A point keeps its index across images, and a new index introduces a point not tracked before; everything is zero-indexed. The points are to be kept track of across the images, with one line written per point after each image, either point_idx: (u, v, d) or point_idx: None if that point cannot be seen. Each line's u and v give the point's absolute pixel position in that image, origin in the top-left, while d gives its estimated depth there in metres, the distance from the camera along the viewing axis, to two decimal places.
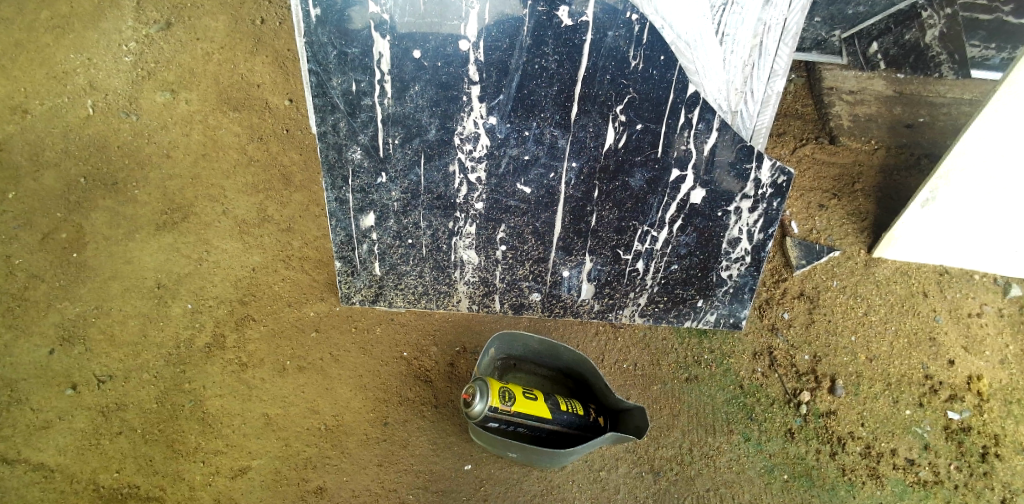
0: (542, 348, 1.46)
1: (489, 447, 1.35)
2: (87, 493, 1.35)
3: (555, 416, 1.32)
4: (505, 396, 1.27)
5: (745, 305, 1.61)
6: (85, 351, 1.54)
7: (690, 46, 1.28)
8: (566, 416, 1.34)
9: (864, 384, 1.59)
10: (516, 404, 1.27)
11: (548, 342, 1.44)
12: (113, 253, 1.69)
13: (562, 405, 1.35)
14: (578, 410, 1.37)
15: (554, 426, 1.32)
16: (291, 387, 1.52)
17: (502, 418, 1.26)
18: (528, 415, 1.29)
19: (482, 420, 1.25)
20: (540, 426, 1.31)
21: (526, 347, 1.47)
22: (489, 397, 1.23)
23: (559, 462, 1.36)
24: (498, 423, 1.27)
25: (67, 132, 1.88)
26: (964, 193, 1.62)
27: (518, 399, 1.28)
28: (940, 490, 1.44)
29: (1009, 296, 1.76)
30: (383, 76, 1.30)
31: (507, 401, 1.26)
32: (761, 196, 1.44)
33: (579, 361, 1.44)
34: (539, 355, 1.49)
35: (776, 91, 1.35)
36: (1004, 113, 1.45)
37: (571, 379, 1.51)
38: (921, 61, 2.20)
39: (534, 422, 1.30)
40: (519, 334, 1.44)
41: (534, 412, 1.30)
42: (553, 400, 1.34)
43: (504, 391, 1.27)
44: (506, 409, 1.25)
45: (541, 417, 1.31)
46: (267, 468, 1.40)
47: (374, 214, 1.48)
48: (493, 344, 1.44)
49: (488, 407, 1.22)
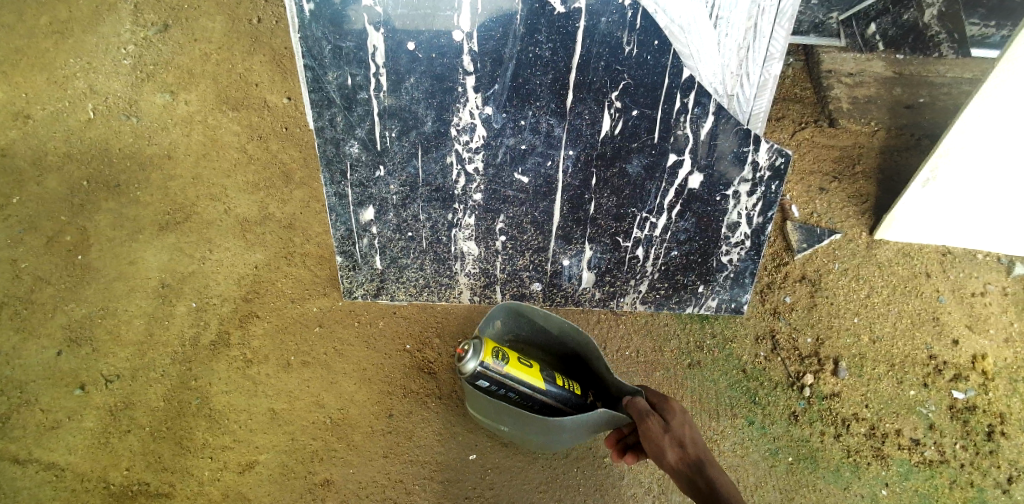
0: (551, 328, 1.40)
1: (485, 414, 1.34)
2: (99, 492, 1.39)
3: (548, 388, 1.27)
4: (501, 356, 1.22)
5: (747, 289, 1.60)
6: (92, 352, 1.56)
7: (683, 30, 1.27)
8: (560, 391, 1.28)
9: (868, 365, 1.59)
10: (510, 367, 1.22)
11: (554, 319, 1.38)
12: (117, 254, 1.71)
13: (557, 379, 1.29)
14: (575, 389, 1.31)
15: (546, 399, 1.27)
16: (296, 381, 1.53)
17: (495, 378, 1.21)
18: (522, 380, 1.24)
19: (473, 377, 1.21)
20: (532, 397, 1.26)
21: (534, 325, 1.43)
22: (484, 353, 1.19)
23: (556, 439, 1.31)
24: (490, 385, 1.23)
25: (69, 136, 1.90)
26: (964, 172, 1.60)
27: (513, 361, 1.24)
28: (946, 469, 1.46)
29: (1013, 275, 1.75)
30: (378, 69, 1.30)
31: (501, 360, 1.21)
32: (759, 179, 1.43)
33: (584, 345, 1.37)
34: (547, 337, 1.44)
35: (773, 74, 1.33)
36: (1005, 90, 1.41)
37: (579, 369, 1.44)
38: (920, 41, 2.18)
39: (525, 390, 1.25)
40: (525, 308, 1.40)
41: (528, 379, 1.25)
42: (549, 372, 1.28)
43: (500, 351, 1.23)
44: (498, 369, 1.21)
45: (534, 386, 1.25)
46: (274, 462, 1.43)
47: (373, 208, 1.48)
48: (497, 312, 1.40)
49: (477, 363, 1.18)
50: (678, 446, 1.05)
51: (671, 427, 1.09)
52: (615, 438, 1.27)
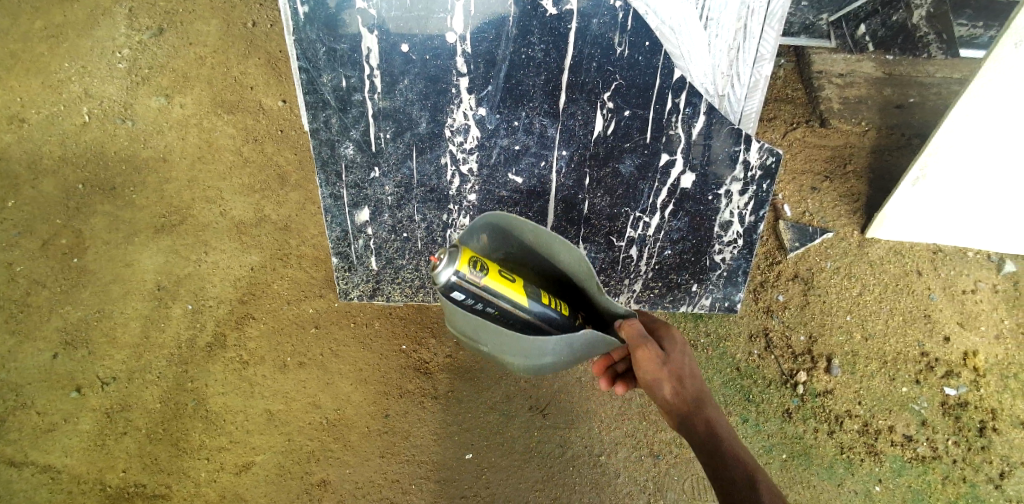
0: (536, 244, 1.07)
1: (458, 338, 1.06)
2: (95, 494, 1.39)
3: (534, 307, 1.01)
4: (481, 265, 0.95)
5: (740, 288, 1.59)
6: (88, 354, 1.57)
7: (674, 31, 1.31)
8: (547, 311, 1.03)
9: (860, 363, 1.61)
10: (491, 278, 0.96)
11: (545, 234, 1.04)
12: (113, 257, 1.71)
13: (544, 297, 1.03)
14: (563, 309, 1.06)
15: (530, 319, 1.02)
16: (292, 382, 1.54)
17: (471, 291, 0.94)
18: (504, 295, 0.98)
19: (445, 290, 0.94)
20: (515, 316, 1.01)
21: (519, 241, 1.09)
22: (459, 261, 0.91)
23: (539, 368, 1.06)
24: (466, 300, 0.96)
25: (64, 140, 1.90)
26: (953, 170, 1.62)
27: (493, 273, 0.96)
28: (938, 465, 1.47)
29: (1003, 272, 1.77)
30: (373, 71, 1.31)
31: (480, 269, 0.94)
32: (751, 178, 1.45)
33: (578, 265, 1.06)
34: (534, 255, 1.11)
35: (763, 75, 1.37)
36: (992, 88, 1.43)
37: (569, 294, 1.15)
38: (910, 42, 2.21)
39: (507, 307, 0.99)
40: (514, 222, 1.04)
41: (511, 296, 0.98)
42: (534, 288, 1.03)
43: (480, 260, 0.95)
44: (477, 281, 0.94)
45: (518, 303, 0.99)
46: (271, 463, 1.43)
47: (368, 209, 1.47)
48: (480, 225, 1.04)
49: (453, 273, 0.91)
50: (676, 382, 0.98)
51: (670, 359, 1.01)
52: (604, 367, 1.19)
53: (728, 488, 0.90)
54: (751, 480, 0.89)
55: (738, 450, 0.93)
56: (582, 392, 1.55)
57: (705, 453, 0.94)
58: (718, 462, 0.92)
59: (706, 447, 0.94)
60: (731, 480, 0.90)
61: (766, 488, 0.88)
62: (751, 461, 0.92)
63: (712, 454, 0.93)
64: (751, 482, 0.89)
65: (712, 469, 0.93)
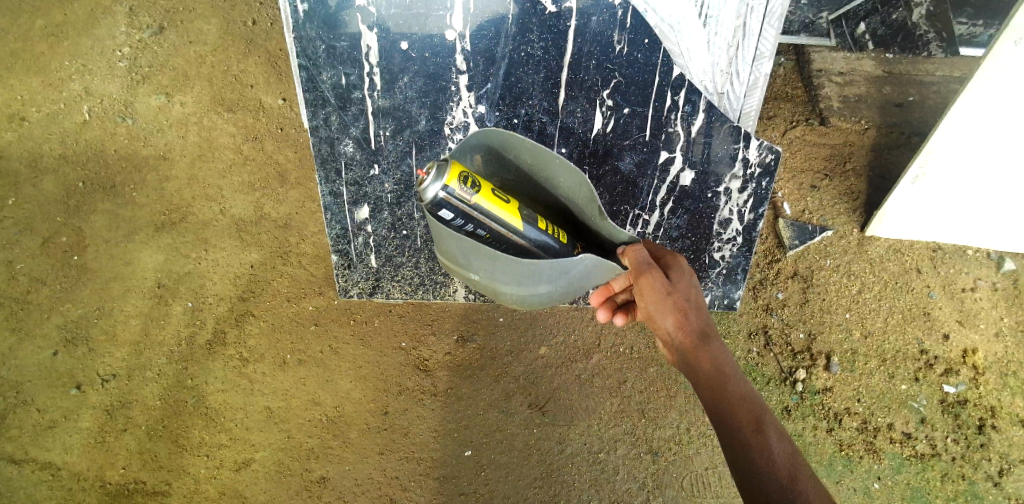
0: (535, 167, 1.08)
1: (450, 261, 1.09)
2: (96, 490, 1.40)
3: (527, 230, 1.03)
4: (472, 182, 0.96)
5: (739, 285, 1.60)
6: (88, 352, 1.57)
7: (673, 29, 1.32)
8: (542, 236, 1.06)
9: (859, 360, 1.61)
10: (482, 197, 0.97)
11: (544, 153, 1.05)
12: (114, 255, 1.72)
13: (539, 222, 1.05)
14: (561, 237, 1.08)
15: (522, 242, 1.04)
16: (292, 379, 1.54)
17: (462, 209, 0.96)
18: (495, 215, 0.99)
19: (434, 207, 0.96)
20: (507, 238, 1.03)
21: (518, 166, 1.10)
22: (447, 177, 0.93)
23: (531, 294, 1.08)
24: (455, 219, 0.98)
25: (64, 138, 1.90)
26: (953, 168, 1.62)
27: (485, 192, 0.98)
28: (937, 462, 1.47)
29: (1002, 270, 1.77)
30: (372, 68, 1.31)
31: (471, 187, 0.96)
32: (749, 176, 1.45)
33: (578, 186, 1.06)
34: (533, 181, 1.11)
35: (762, 73, 1.39)
36: (992, 87, 1.42)
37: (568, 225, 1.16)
38: (910, 40, 2.21)
39: (500, 228, 1.01)
40: (512, 141, 1.05)
41: (502, 216, 1.01)
42: (530, 213, 1.05)
43: (471, 178, 0.97)
44: (466, 198, 0.95)
45: (510, 225, 1.02)
46: (270, 460, 1.44)
47: (368, 206, 1.47)
48: (477, 142, 1.05)
49: (440, 187, 0.93)
50: (680, 312, 0.94)
51: (676, 289, 0.96)
52: (604, 298, 1.17)
53: (731, 426, 0.87)
54: (754, 419, 0.87)
55: (743, 387, 0.90)
56: (582, 390, 1.55)
57: (709, 390, 0.91)
58: (721, 400, 0.89)
59: (710, 383, 0.91)
60: (733, 419, 0.87)
61: (771, 428, 0.85)
62: (755, 398, 0.89)
63: (715, 392, 0.90)
64: (754, 421, 0.86)
65: (713, 406, 0.90)
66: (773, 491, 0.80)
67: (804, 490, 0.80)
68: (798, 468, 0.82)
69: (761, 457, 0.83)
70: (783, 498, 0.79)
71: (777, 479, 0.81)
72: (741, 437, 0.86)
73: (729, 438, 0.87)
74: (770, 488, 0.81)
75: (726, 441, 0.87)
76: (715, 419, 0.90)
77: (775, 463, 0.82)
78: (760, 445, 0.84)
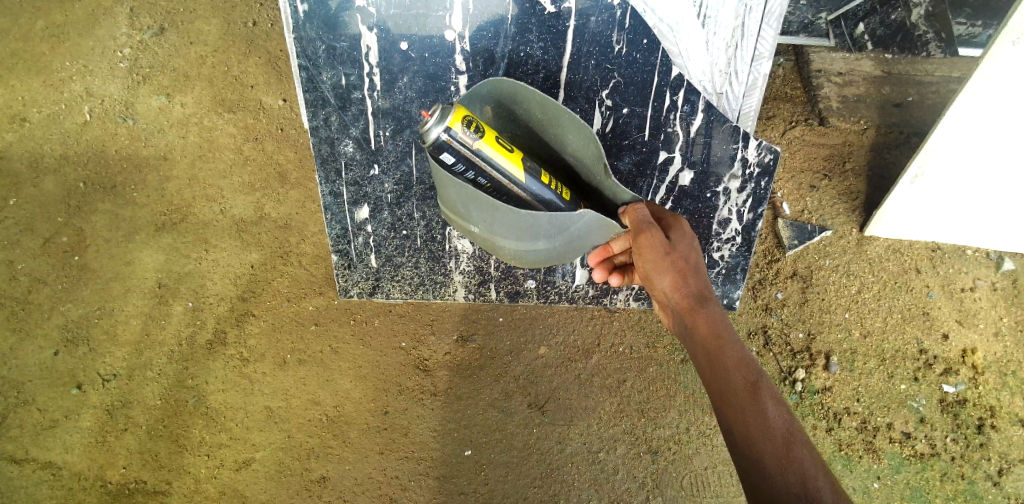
0: (543, 121, 1.12)
1: (452, 212, 1.10)
2: (96, 490, 1.40)
3: (529, 183, 1.04)
4: (476, 127, 0.98)
5: (738, 285, 1.59)
6: (89, 351, 1.57)
7: (672, 29, 1.32)
8: (544, 191, 1.07)
9: (859, 360, 1.61)
10: (485, 143, 0.99)
11: (554, 107, 1.09)
12: (114, 255, 1.72)
13: (542, 176, 1.06)
14: (564, 195, 1.09)
15: (523, 195, 1.05)
16: (292, 379, 1.54)
17: (464, 154, 0.98)
18: (496, 163, 1.01)
19: (436, 150, 0.98)
20: (508, 190, 1.05)
21: (527, 119, 1.13)
22: (450, 118, 0.95)
23: (529, 249, 1.11)
24: (457, 164, 1.00)
25: (65, 139, 1.91)
26: (952, 168, 1.62)
27: (489, 138, 1.00)
28: (937, 462, 1.48)
29: (1002, 270, 1.77)
30: (372, 69, 1.32)
31: (474, 131, 0.98)
32: (748, 176, 1.45)
33: (585, 141, 1.11)
34: (542, 136, 1.15)
35: (761, 73, 1.39)
36: (990, 86, 1.43)
37: (572, 183, 1.19)
38: (908, 40, 2.21)
39: (502, 178, 1.03)
40: (523, 93, 1.09)
41: (504, 165, 1.02)
42: (534, 166, 1.06)
43: (476, 123, 0.99)
44: (469, 142, 0.98)
45: (513, 176, 1.03)
46: (270, 460, 1.44)
47: (368, 206, 1.47)
48: (487, 92, 1.09)
49: (442, 130, 0.95)
50: (678, 272, 0.96)
51: (675, 250, 0.97)
52: (601, 258, 1.17)
53: (726, 389, 0.86)
54: (749, 382, 0.85)
55: (740, 352, 0.89)
56: (581, 389, 1.55)
57: (706, 351, 0.91)
58: (717, 362, 0.89)
59: (706, 345, 0.91)
60: (730, 380, 0.86)
61: (766, 393, 0.83)
62: (752, 363, 0.88)
63: (711, 354, 0.90)
64: (750, 384, 0.85)
65: (709, 369, 0.90)
66: (766, 455, 0.78)
67: (799, 456, 0.77)
68: (794, 435, 0.80)
69: (754, 420, 0.81)
70: (778, 458, 0.78)
71: (773, 440, 0.79)
72: (735, 400, 0.84)
73: (723, 398, 0.86)
74: (763, 452, 0.79)
75: (720, 404, 0.86)
76: (711, 382, 0.89)
77: (768, 428, 0.80)
78: (754, 410, 0.82)
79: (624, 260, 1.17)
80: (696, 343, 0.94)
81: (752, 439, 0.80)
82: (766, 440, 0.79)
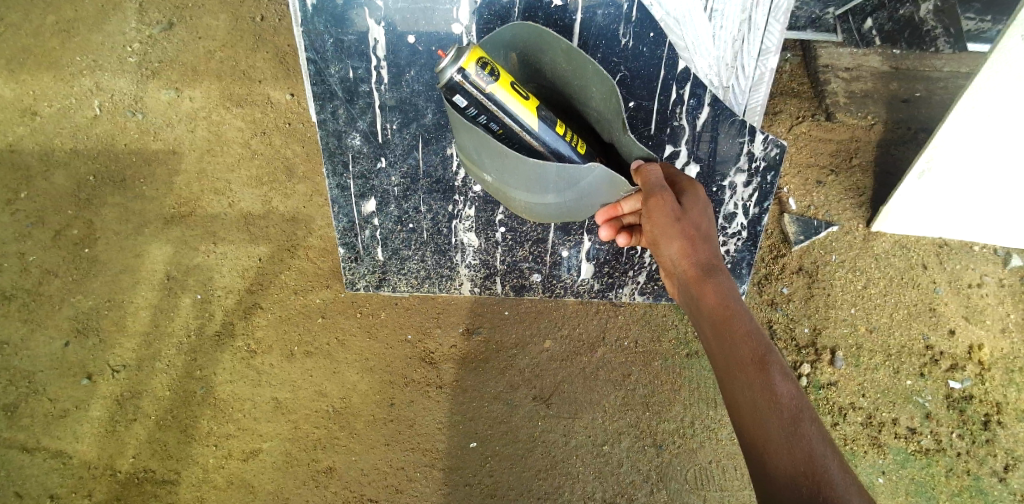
0: (567, 71, 1.13)
1: (467, 159, 1.14)
2: (105, 478, 1.42)
3: (543, 133, 1.05)
4: (491, 69, 0.99)
5: (743, 280, 1.58)
6: (99, 342, 1.59)
7: (679, 23, 1.33)
8: (559, 143, 1.07)
9: (864, 356, 1.61)
10: (500, 87, 0.99)
11: (577, 56, 1.10)
12: (123, 248, 1.74)
13: (557, 127, 1.06)
14: (579, 148, 1.09)
15: (535, 144, 1.06)
16: (300, 371, 1.56)
17: (477, 97, 0.99)
18: (510, 108, 1.01)
19: (450, 91, 1.00)
20: (520, 138, 1.05)
21: (552, 67, 1.14)
22: (463, 60, 0.96)
23: (539, 202, 1.13)
24: (469, 108, 1.02)
25: (76, 132, 1.93)
26: (958, 164, 1.61)
27: (505, 84, 1.00)
28: (942, 457, 1.47)
29: (1009, 266, 1.76)
30: (379, 62, 1.33)
31: (489, 73, 0.98)
32: (755, 170, 1.45)
33: (606, 92, 1.10)
34: (566, 84, 1.16)
35: (768, 68, 1.39)
36: (998, 82, 1.42)
37: (592, 136, 1.20)
38: (917, 36, 2.19)
39: (515, 125, 1.03)
40: (548, 37, 1.09)
41: (518, 112, 1.02)
42: (550, 115, 1.06)
43: (491, 65, 0.99)
44: (481, 85, 0.98)
45: (526, 124, 1.03)
46: (278, 450, 1.45)
47: (375, 199, 1.48)
48: (512, 38, 1.11)
49: (455, 71, 0.96)
50: (687, 239, 0.95)
51: (685, 217, 0.97)
52: (609, 217, 1.13)
53: (733, 362, 0.85)
54: (757, 355, 0.83)
55: (749, 323, 0.87)
56: (586, 382, 1.56)
57: (713, 320, 0.90)
58: (723, 333, 0.88)
59: (713, 315, 0.90)
60: (737, 353, 0.84)
61: (774, 367, 0.81)
62: (761, 336, 0.85)
63: (718, 325, 0.89)
64: (756, 357, 0.83)
65: (716, 340, 0.89)
66: (771, 430, 0.77)
67: (806, 434, 0.76)
68: (802, 412, 0.78)
69: (760, 395, 0.80)
70: (783, 435, 0.76)
71: (778, 416, 0.77)
72: (742, 373, 0.83)
73: (729, 370, 0.85)
74: (767, 427, 0.77)
75: (727, 377, 0.85)
76: (718, 355, 0.88)
77: (775, 402, 0.78)
78: (761, 383, 0.80)
79: (632, 220, 1.15)
80: (703, 312, 0.93)
81: (759, 414, 0.79)
82: (772, 414, 0.78)
